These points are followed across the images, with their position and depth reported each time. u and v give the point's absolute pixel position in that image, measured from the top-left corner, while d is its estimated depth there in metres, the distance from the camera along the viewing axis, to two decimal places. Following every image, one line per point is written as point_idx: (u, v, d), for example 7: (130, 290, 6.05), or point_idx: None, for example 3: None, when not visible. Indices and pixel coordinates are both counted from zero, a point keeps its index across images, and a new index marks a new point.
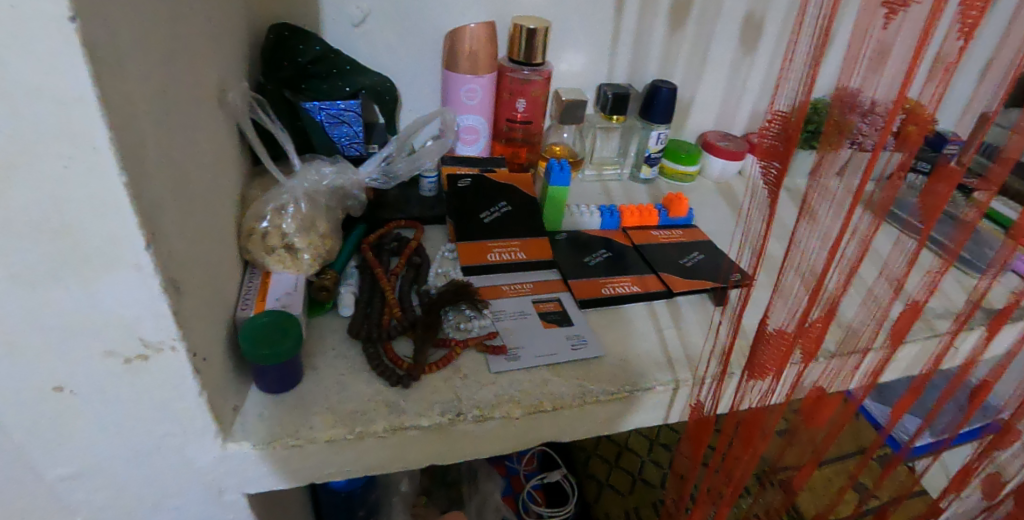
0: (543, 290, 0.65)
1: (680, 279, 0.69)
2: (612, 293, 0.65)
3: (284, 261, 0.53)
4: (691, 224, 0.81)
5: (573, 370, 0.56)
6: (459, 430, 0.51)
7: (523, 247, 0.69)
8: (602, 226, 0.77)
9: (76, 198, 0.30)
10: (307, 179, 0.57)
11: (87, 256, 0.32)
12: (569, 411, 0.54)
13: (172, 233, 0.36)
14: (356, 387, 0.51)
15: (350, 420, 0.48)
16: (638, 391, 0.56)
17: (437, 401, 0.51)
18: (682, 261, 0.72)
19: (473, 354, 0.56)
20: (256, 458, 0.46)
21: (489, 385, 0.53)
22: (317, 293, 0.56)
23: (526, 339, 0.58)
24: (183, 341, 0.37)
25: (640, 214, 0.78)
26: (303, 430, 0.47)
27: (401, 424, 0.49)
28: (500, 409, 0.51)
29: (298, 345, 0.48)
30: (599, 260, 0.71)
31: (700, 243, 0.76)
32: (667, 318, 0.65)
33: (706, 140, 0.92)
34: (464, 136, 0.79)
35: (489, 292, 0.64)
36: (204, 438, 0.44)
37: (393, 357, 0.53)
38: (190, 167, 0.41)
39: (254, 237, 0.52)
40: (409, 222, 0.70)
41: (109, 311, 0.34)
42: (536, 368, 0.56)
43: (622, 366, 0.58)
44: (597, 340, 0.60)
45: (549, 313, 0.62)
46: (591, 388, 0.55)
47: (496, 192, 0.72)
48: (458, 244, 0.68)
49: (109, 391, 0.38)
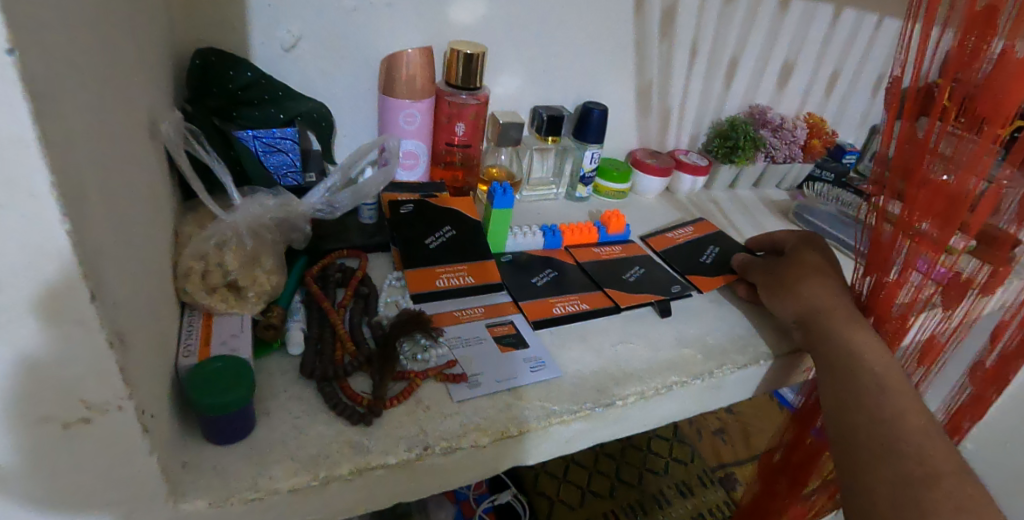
0: (496, 314, 0.65)
1: (624, 295, 0.71)
2: (564, 312, 0.67)
3: (226, 301, 0.50)
4: (628, 240, 0.84)
5: (536, 392, 0.56)
6: (427, 465, 0.49)
7: (471, 271, 0.69)
8: (545, 245, 0.78)
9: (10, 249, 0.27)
10: (250, 211, 0.54)
11: (20, 311, 0.29)
12: (535, 434, 0.54)
13: (116, 280, 0.33)
14: (314, 429, 0.48)
15: (313, 465, 0.46)
16: (599, 406, 0.57)
17: (402, 436, 0.49)
18: (624, 276, 0.75)
19: (434, 384, 0.55)
20: (211, 518, 0.42)
21: (454, 415, 0.52)
22: (264, 332, 0.53)
23: (485, 365, 0.58)
24: (132, 399, 0.34)
25: (581, 232, 0.80)
26: (263, 481, 0.44)
27: (367, 464, 0.47)
28: (467, 438, 0.50)
29: (252, 391, 0.45)
30: (547, 280, 0.72)
31: (639, 258, 0.79)
32: (617, 333, 0.67)
33: (634, 158, 0.97)
34: (404, 161, 0.78)
35: (441, 319, 0.63)
36: (153, 501, 0.40)
37: (351, 394, 0.51)
38: (129, 205, 0.38)
39: (193, 276, 0.49)
40: (351, 252, 0.68)
41: (43, 371, 0.31)
42: (498, 393, 0.55)
43: (580, 383, 0.59)
44: (554, 360, 0.60)
45: (505, 336, 0.62)
46: (554, 408, 0.55)
47: (440, 217, 0.72)
48: (405, 272, 0.67)
49: (40, 461, 0.34)
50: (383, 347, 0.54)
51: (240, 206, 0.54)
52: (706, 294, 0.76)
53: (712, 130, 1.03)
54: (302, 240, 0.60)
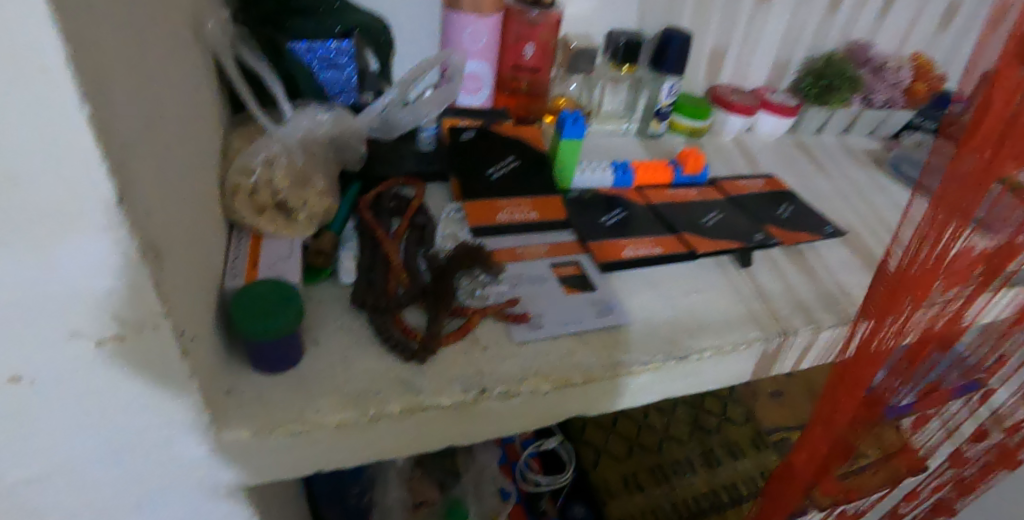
0: (560, 253, 0.60)
1: (703, 240, 0.64)
2: (634, 255, 0.61)
3: (276, 222, 0.46)
4: (706, 181, 0.75)
5: (602, 339, 0.51)
6: (483, 409, 0.46)
7: (535, 206, 0.64)
8: (614, 183, 0.71)
9: (26, 141, 0.23)
10: (300, 124, 0.50)
11: (41, 213, 0.25)
12: (599, 384, 0.49)
13: (148, 185, 0.29)
14: (364, 364, 0.45)
15: (361, 401, 0.43)
16: (671, 360, 0.51)
17: (456, 377, 0.45)
18: (700, 220, 0.68)
19: (492, 323, 0.51)
20: (255, 449, 0.40)
21: (512, 358, 0.48)
22: (315, 258, 0.50)
23: (548, 306, 0.53)
24: (169, 319, 0.30)
25: (654, 171, 0.73)
26: (308, 415, 0.41)
27: (419, 404, 0.43)
28: (527, 384, 0.46)
29: (299, 319, 0.42)
30: (617, 220, 0.66)
31: (718, 202, 0.71)
32: (691, 283, 0.60)
33: (715, 94, 0.86)
34: (466, 85, 0.70)
35: (503, 255, 0.58)
36: (195, 429, 0.37)
37: (404, 328, 0.48)
38: (164, 106, 0.34)
39: (240, 194, 0.45)
40: (409, 179, 0.63)
41: (71, 286, 0.28)
42: (562, 337, 0.50)
43: (650, 334, 0.53)
44: (623, 306, 0.55)
45: (569, 277, 0.57)
46: (622, 358, 0.50)
47: (503, 147, 0.67)
48: (465, 203, 0.62)
49: (74, 381, 0.31)
50: (440, 278, 0.51)
51: (291, 118, 0.50)
52: (795, 245, 0.67)
53: (804, 68, 0.89)
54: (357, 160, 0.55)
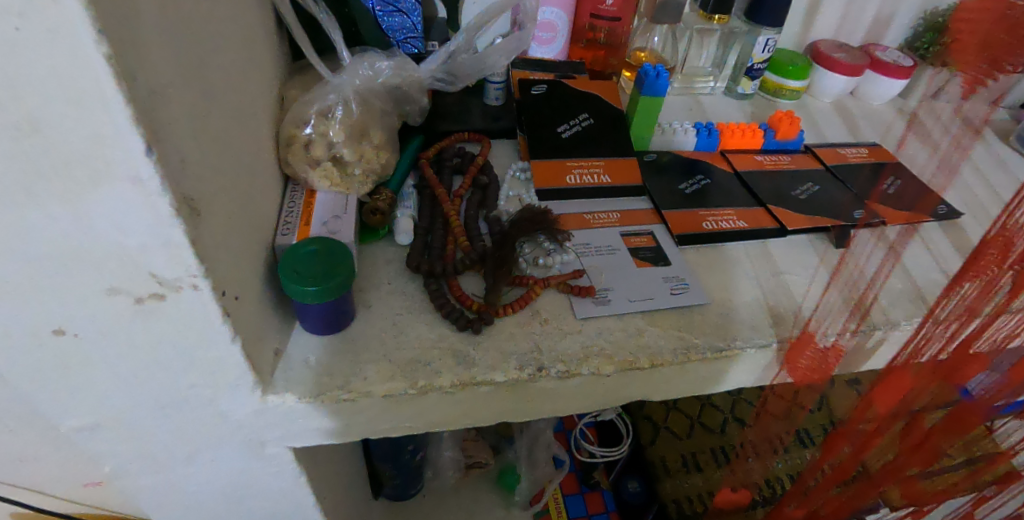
0: (633, 221, 0.55)
1: (796, 215, 0.57)
2: (715, 228, 0.55)
3: (331, 178, 0.44)
4: (800, 147, 0.67)
5: (674, 320, 0.46)
6: (539, 388, 0.42)
7: (608, 169, 0.58)
8: (697, 146, 0.65)
9: (45, 83, 0.21)
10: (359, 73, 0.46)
11: (67, 163, 0.23)
12: (667, 370, 0.44)
13: (185, 136, 0.27)
14: (415, 331, 0.43)
15: (410, 371, 0.40)
16: (751, 349, 0.45)
17: (513, 352, 0.42)
18: (792, 193, 0.60)
19: (555, 295, 0.47)
20: (301, 412, 0.40)
21: (574, 334, 0.44)
22: (370, 218, 0.47)
23: (617, 280, 0.48)
24: (207, 279, 0.29)
25: (743, 134, 0.65)
26: (355, 382, 0.40)
27: (470, 379, 0.40)
28: (589, 365, 0.42)
29: (349, 281, 0.40)
30: (697, 188, 0.59)
31: (815, 173, 0.63)
32: (781, 262, 0.53)
33: (817, 50, 0.75)
34: (540, 34, 0.65)
35: (570, 221, 0.54)
36: (240, 389, 0.37)
37: (460, 295, 0.45)
38: (207, 50, 0.31)
39: (295, 146, 0.43)
40: (474, 135, 0.60)
41: (105, 240, 0.27)
42: (629, 315, 0.46)
43: (730, 317, 0.47)
44: (700, 284, 0.49)
45: (642, 249, 0.52)
46: (695, 343, 0.45)
47: (576, 102, 0.61)
48: (532, 163, 0.57)
49: (118, 334, 0.31)
50: (503, 242, 0.48)
51: (349, 68, 0.47)
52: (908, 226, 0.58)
53: (922, 21, 0.74)
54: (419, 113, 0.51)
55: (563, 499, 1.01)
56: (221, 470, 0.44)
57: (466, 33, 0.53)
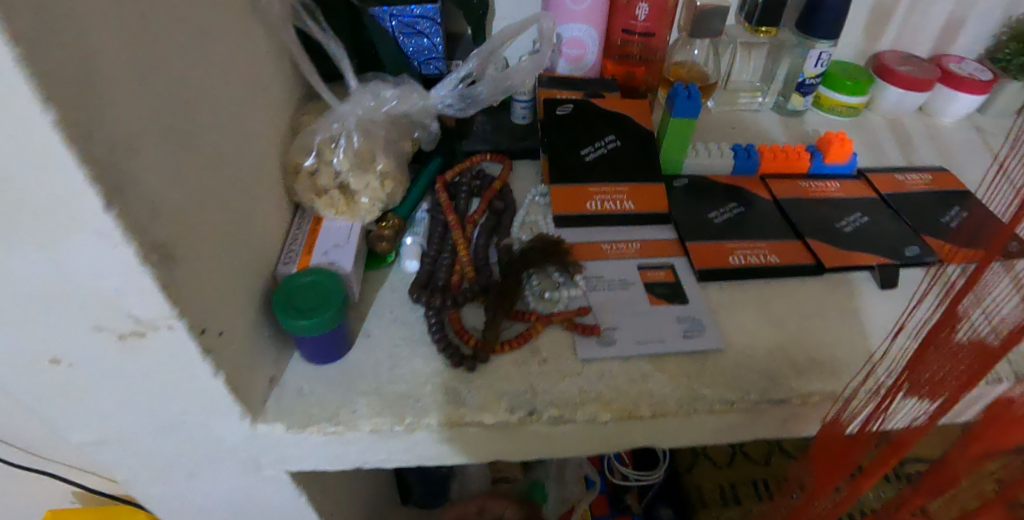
0: (654, 253, 0.52)
1: (837, 252, 0.52)
2: (743, 264, 0.51)
3: (335, 206, 0.44)
4: (853, 172, 0.61)
5: (685, 365, 0.43)
6: (530, 431, 0.41)
7: (632, 195, 0.56)
8: (736, 169, 0.60)
9: (8, 146, 0.23)
10: (362, 103, 0.46)
11: (38, 218, 0.25)
12: (672, 420, 0.41)
13: (159, 184, 0.28)
14: (410, 364, 0.42)
15: (399, 407, 0.40)
16: (767, 402, 0.42)
17: (505, 392, 0.41)
18: (837, 225, 0.55)
19: (558, 332, 0.45)
20: (292, 441, 0.40)
21: (573, 376, 0.42)
22: (375, 245, 0.46)
23: (626, 318, 0.46)
24: (182, 320, 0.31)
25: (787, 157, 0.60)
26: (344, 415, 0.40)
27: (458, 419, 0.40)
28: (583, 411, 0.40)
29: (341, 314, 0.40)
30: (729, 217, 0.55)
31: (865, 203, 0.58)
32: (815, 304, 0.49)
33: (880, 62, 0.68)
34: (568, 51, 0.62)
35: (585, 251, 0.51)
36: (229, 418, 0.38)
37: (458, 329, 0.44)
38: (194, 94, 0.32)
39: (301, 175, 0.44)
40: (496, 156, 0.58)
41: (83, 283, 0.28)
42: (636, 358, 0.43)
43: (748, 365, 0.44)
44: (718, 326, 0.46)
45: (658, 284, 0.49)
46: (704, 393, 0.42)
47: (603, 123, 0.59)
48: (552, 187, 0.55)
49: (109, 364, 0.33)
50: (508, 275, 0.46)
51: (355, 94, 0.47)
52: None
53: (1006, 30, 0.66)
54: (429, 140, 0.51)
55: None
56: (222, 487, 0.45)
57: (478, 57, 0.51)
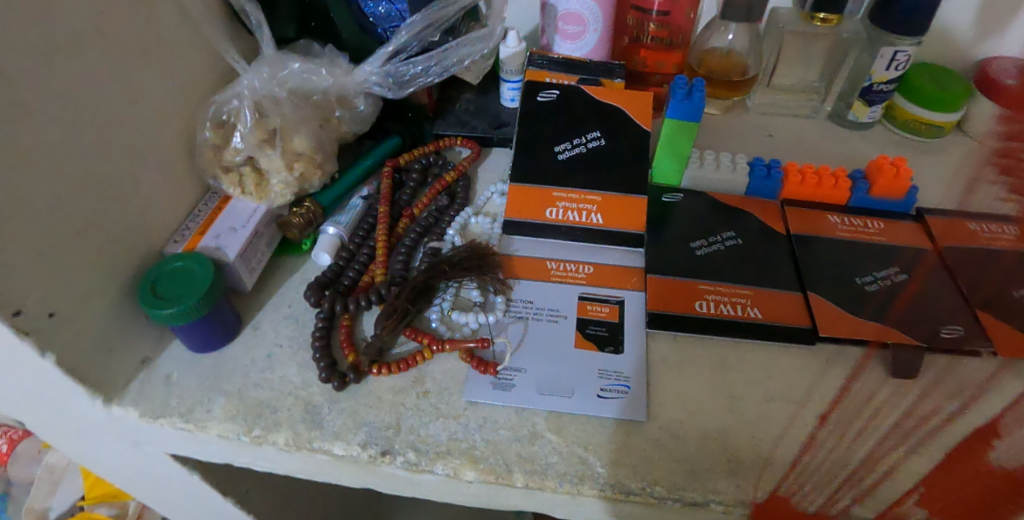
0: (606, 282, 0.43)
1: (844, 316, 0.41)
2: (712, 313, 0.41)
3: (242, 185, 0.41)
4: (910, 212, 0.48)
5: (586, 429, 0.36)
6: (387, 472, 0.36)
7: (604, 207, 0.47)
8: (750, 190, 0.49)
9: None
10: (261, 73, 0.41)
11: None
12: (552, 494, 0.35)
13: None
14: (285, 369, 0.39)
15: (253, 416, 0.37)
16: (674, 499, 0.33)
17: (367, 421, 0.36)
18: (858, 280, 0.43)
19: (455, 361, 0.39)
20: (150, 430, 0.38)
21: (449, 417, 0.36)
22: (285, 231, 0.43)
23: (538, 359, 0.39)
24: None
25: (819, 182, 0.48)
26: (198, 413, 0.37)
27: (306, 443, 0.36)
28: (444, 462, 0.34)
29: (205, 306, 0.37)
30: (717, 250, 0.45)
31: (911, 254, 0.45)
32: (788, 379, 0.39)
33: (985, 75, 0.52)
34: (565, 27, 0.53)
35: (526, 267, 0.44)
36: (83, 397, 0.37)
37: (343, 340, 0.39)
38: (29, 60, 0.30)
39: (207, 148, 0.41)
40: (465, 142, 0.52)
41: None
42: (530, 410, 0.37)
43: (669, 445, 0.35)
44: (648, 388, 0.38)
45: (595, 323, 0.41)
46: (596, 470, 0.34)
47: (590, 118, 0.50)
48: (512, 186, 0.48)
49: None
50: (407, 288, 0.40)
51: (266, 59, 0.42)
52: None
53: None
54: (358, 121, 0.47)
55: None
56: (114, 458, 0.45)
57: (409, 30, 0.45)
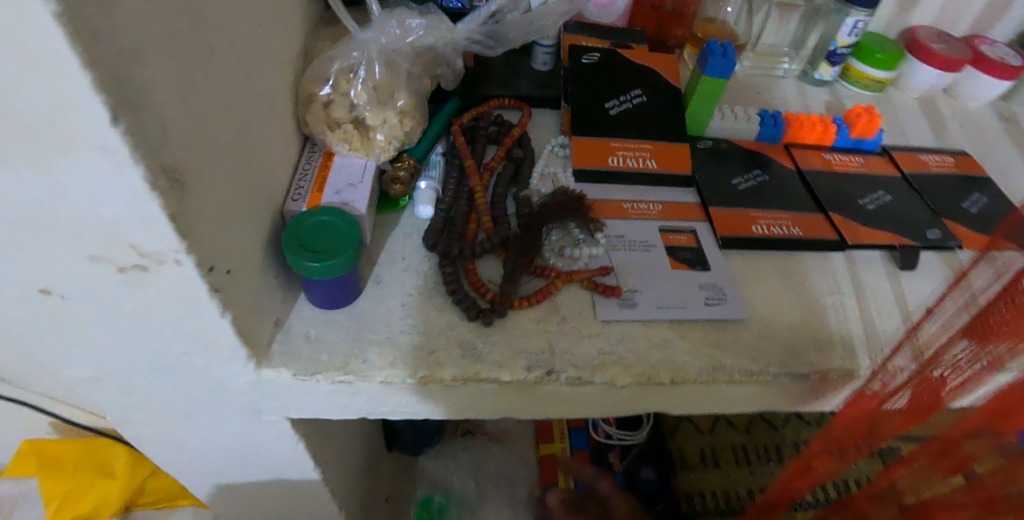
0: (676, 216, 0.50)
1: (860, 228, 0.51)
2: (767, 233, 0.49)
3: (350, 142, 0.41)
4: (877, 148, 0.60)
5: (704, 332, 0.42)
6: (547, 391, 0.40)
7: (656, 154, 0.53)
8: (759, 136, 0.58)
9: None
10: (385, 31, 0.43)
11: (32, 130, 0.22)
12: (690, 387, 0.41)
13: (171, 101, 0.24)
14: (424, 314, 0.40)
15: (413, 358, 0.38)
16: (785, 375, 0.41)
17: (524, 350, 0.39)
18: (860, 201, 0.54)
19: (578, 291, 0.43)
20: (297, 388, 0.38)
21: (593, 337, 0.41)
22: (389, 187, 0.44)
23: (648, 281, 0.44)
24: (191, 255, 0.27)
25: (814, 127, 0.58)
26: (355, 364, 0.38)
27: (474, 375, 0.38)
28: (603, 373, 0.39)
29: (354, 259, 0.37)
30: (752, 184, 0.54)
31: (888, 179, 0.57)
32: (833, 279, 0.48)
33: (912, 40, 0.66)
34: None
35: (606, 208, 0.49)
36: (234, 361, 0.36)
37: (475, 281, 0.42)
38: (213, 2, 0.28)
39: (314, 106, 0.40)
40: (515, 102, 0.55)
41: (82, 206, 0.24)
42: (656, 322, 0.42)
43: (767, 336, 0.43)
44: (740, 296, 0.45)
45: (680, 249, 0.47)
46: (725, 363, 0.41)
47: (631, 77, 0.56)
48: (574, 139, 0.53)
49: (105, 299, 0.30)
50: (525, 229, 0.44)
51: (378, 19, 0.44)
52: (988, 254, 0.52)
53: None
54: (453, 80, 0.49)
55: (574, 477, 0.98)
56: (218, 428, 0.44)
57: None
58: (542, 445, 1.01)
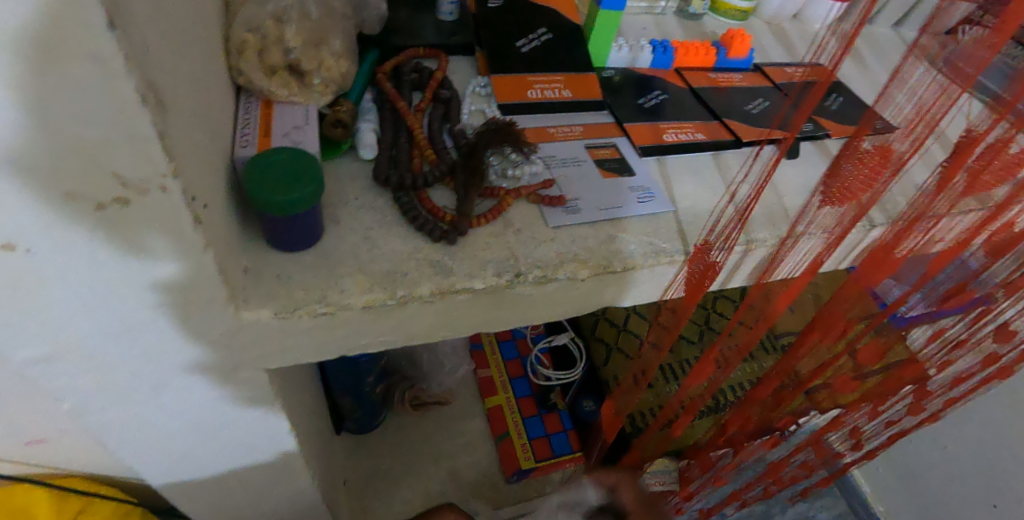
0: (596, 135, 0.55)
1: (749, 127, 0.58)
2: (675, 140, 0.56)
3: (289, 87, 0.43)
4: (751, 66, 0.67)
5: (641, 225, 0.48)
6: (516, 294, 0.43)
7: (569, 84, 0.58)
8: (653, 64, 0.64)
9: None
10: None
11: (15, 47, 0.22)
12: (637, 272, 0.46)
13: (141, 18, 0.25)
14: (389, 243, 0.42)
15: (388, 282, 0.40)
16: None
17: (490, 260, 0.42)
18: (746, 107, 0.61)
19: (526, 206, 0.47)
20: (277, 328, 0.39)
21: (548, 242, 0.45)
22: (332, 130, 0.45)
23: (586, 189, 0.49)
24: (177, 179, 0.28)
25: (697, 51, 0.65)
26: (333, 295, 0.39)
27: (450, 287, 0.41)
28: (565, 269, 0.43)
29: (318, 193, 0.38)
30: (655, 102, 0.60)
31: (764, 89, 0.64)
32: (736, 169, 0.55)
33: None
34: None
35: (535, 135, 0.54)
36: (212, 307, 0.36)
37: (432, 207, 0.44)
38: None
39: (247, 52, 0.41)
40: (429, 50, 0.56)
41: (65, 131, 0.25)
42: (600, 222, 0.47)
43: (690, 220, 0.49)
44: (664, 192, 0.51)
45: (607, 161, 0.52)
46: (664, 246, 0.47)
47: (535, 18, 0.60)
48: (493, 77, 0.56)
49: (76, 249, 0.29)
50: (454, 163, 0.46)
51: None
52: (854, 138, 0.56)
53: None
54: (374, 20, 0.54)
55: (522, 422, 0.98)
56: (190, 397, 0.43)
57: None
58: (488, 399, 0.99)
